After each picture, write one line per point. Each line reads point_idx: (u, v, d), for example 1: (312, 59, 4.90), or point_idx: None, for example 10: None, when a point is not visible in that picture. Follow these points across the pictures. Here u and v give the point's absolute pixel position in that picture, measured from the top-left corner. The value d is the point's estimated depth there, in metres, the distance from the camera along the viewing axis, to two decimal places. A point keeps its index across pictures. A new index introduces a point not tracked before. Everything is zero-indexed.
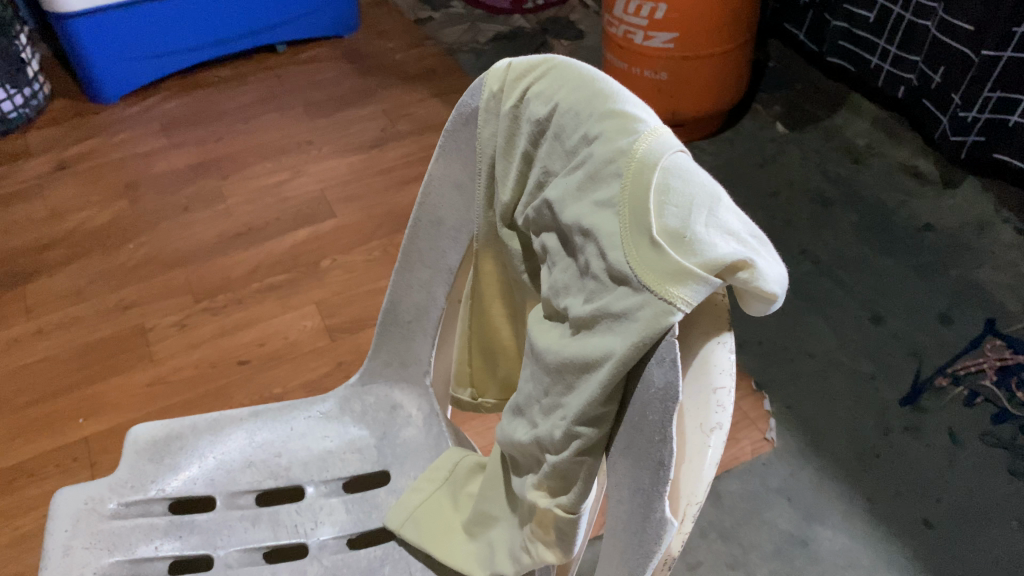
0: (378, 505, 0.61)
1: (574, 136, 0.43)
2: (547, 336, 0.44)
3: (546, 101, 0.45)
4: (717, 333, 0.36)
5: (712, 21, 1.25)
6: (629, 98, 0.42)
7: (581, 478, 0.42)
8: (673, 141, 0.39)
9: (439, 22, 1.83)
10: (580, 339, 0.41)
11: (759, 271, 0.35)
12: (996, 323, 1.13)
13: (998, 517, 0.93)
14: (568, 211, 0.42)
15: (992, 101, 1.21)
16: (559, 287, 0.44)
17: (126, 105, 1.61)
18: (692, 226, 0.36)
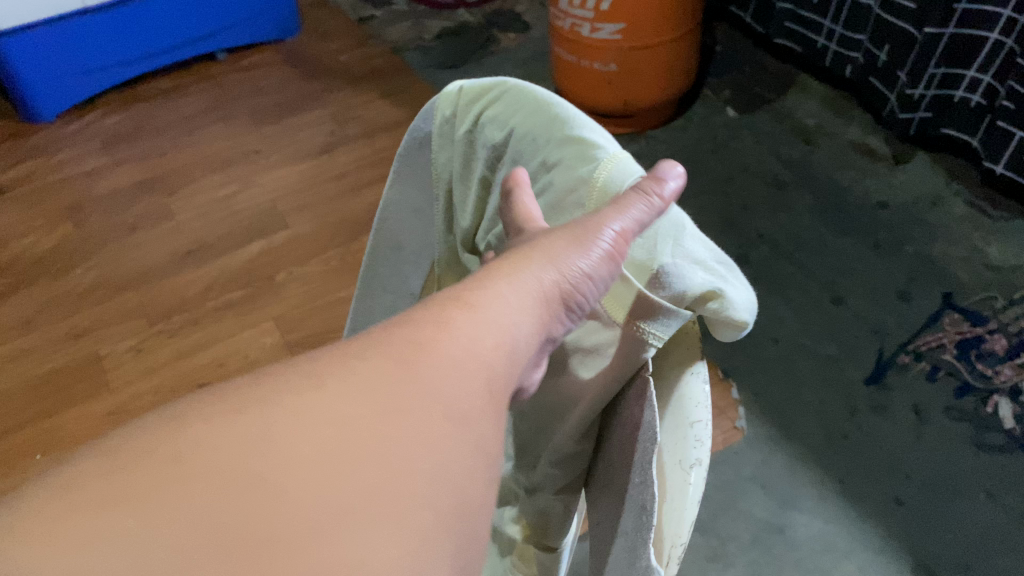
0: None
1: (533, 163, 0.42)
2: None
3: (501, 126, 0.44)
4: (691, 364, 0.36)
5: (658, 9, 1.24)
6: (586, 124, 0.41)
7: (559, 514, 0.43)
8: (634, 166, 0.38)
9: (382, 20, 1.80)
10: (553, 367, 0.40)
11: (728, 302, 0.35)
12: (954, 296, 1.15)
13: (966, 491, 0.95)
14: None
15: (937, 77, 1.23)
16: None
17: (65, 123, 1.57)
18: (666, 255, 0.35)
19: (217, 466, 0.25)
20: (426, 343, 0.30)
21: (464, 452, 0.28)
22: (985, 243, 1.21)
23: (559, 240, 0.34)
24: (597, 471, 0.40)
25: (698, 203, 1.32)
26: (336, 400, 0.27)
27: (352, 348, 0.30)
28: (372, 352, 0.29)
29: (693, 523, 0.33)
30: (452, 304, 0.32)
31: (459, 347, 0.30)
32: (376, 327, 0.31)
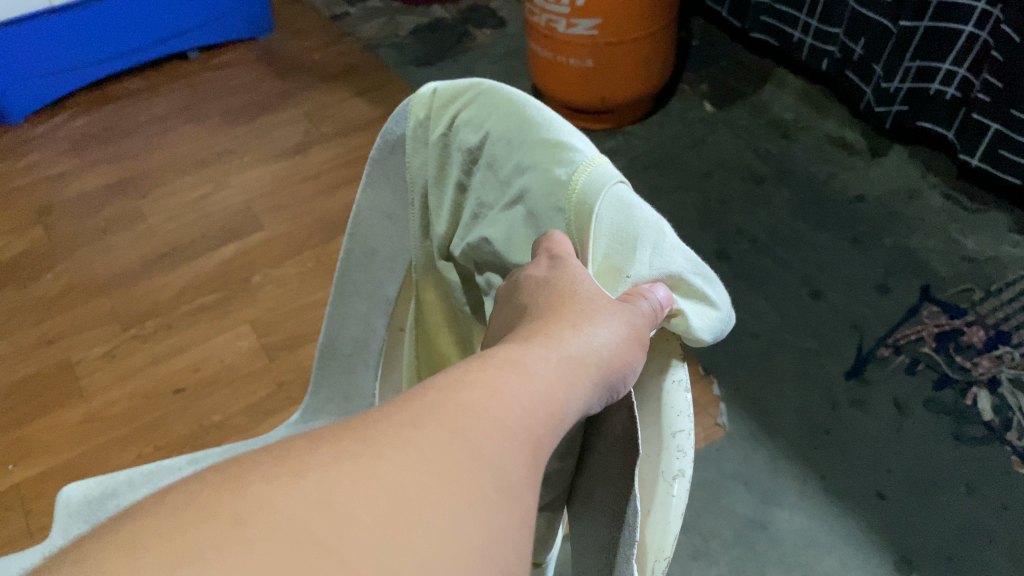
0: None
1: (508, 167, 0.41)
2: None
3: (476, 129, 0.43)
4: (670, 370, 0.36)
5: (634, 4, 1.23)
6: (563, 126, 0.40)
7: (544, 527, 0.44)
8: (612, 171, 0.38)
9: (356, 17, 1.78)
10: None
11: (691, 324, 0.35)
12: (932, 288, 1.15)
13: (947, 483, 0.95)
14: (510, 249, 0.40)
15: (911, 71, 1.23)
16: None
17: (33, 125, 1.54)
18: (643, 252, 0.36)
19: (274, 531, 0.21)
20: (485, 406, 0.26)
21: (525, 525, 0.25)
22: (961, 235, 1.22)
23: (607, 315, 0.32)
24: (580, 487, 0.39)
25: (676, 198, 1.32)
26: (402, 466, 0.24)
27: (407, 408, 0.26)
28: (429, 418, 0.25)
29: (678, 536, 0.33)
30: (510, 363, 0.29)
31: (523, 408, 0.27)
32: (432, 385, 0.28)
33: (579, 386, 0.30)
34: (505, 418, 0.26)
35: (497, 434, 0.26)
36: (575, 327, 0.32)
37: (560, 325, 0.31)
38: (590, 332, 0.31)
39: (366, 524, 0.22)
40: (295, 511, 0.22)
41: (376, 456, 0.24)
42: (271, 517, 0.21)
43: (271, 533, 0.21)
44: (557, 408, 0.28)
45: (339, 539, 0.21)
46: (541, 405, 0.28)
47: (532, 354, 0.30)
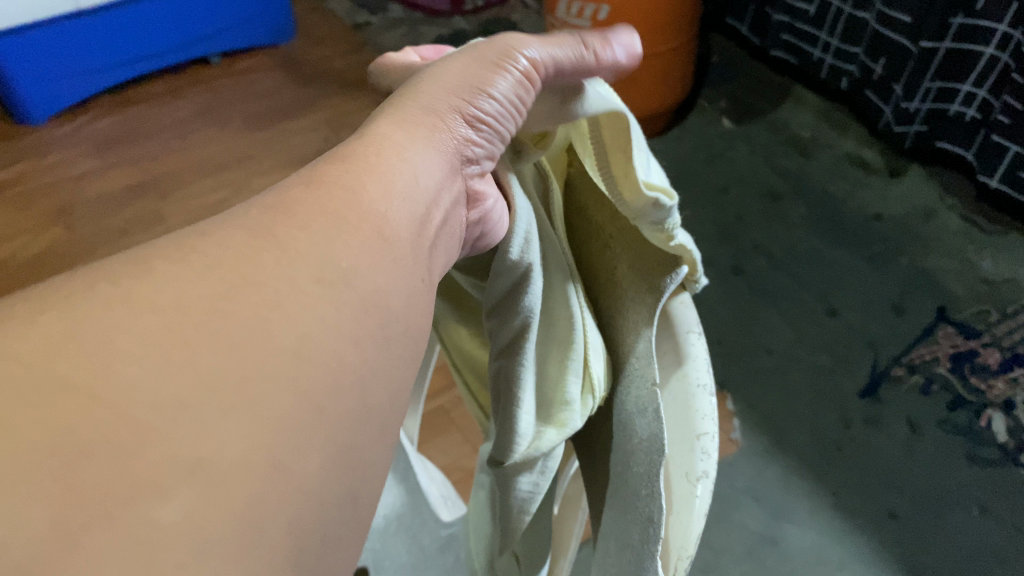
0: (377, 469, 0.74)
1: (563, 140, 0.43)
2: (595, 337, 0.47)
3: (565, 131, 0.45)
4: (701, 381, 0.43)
5: (656, 19, 1.24)
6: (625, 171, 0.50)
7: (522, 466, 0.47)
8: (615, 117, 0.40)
9: (377, 27, 1.79)
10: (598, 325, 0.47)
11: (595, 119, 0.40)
12: (947, 310, 1.15)
13: (960, 504, 0.95)
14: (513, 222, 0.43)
15: (931, 92, 1.23)
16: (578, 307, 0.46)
17: (57, 125, 1.56)
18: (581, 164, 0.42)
19: (23, 380, 0.23)
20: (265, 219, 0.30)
21: (315, 286, 0.28)
22: (978, 257, 1.21)
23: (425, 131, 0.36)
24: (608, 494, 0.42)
25: (693, 213, 1.32)
26: (176, 278, 0.27)
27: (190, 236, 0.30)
28: (207, 237, 0.29)
29: (700, 535, 0.37)
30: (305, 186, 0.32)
31: (307, 210, 0.30)
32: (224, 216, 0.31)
33: (372, 219, 0.31)
34: (287, 224, 0.30)
35: (264, 264, 0.28)
36: (366, 167, 0.33)
37: (352, 167, 0.33)
38: (389, 166, 0.33)
39: (123, 357, 0.24)
40: (46, 358, 0.24)
41: (132, 298, 0.26)
42: (21, 371, 0.23)
43: (18, 382, 0.23)
44: (343, 238, 0.30)
45: (102, 374, 0.23)
46: (317, 239, 0.29)
47: (310, 197, 0.31)
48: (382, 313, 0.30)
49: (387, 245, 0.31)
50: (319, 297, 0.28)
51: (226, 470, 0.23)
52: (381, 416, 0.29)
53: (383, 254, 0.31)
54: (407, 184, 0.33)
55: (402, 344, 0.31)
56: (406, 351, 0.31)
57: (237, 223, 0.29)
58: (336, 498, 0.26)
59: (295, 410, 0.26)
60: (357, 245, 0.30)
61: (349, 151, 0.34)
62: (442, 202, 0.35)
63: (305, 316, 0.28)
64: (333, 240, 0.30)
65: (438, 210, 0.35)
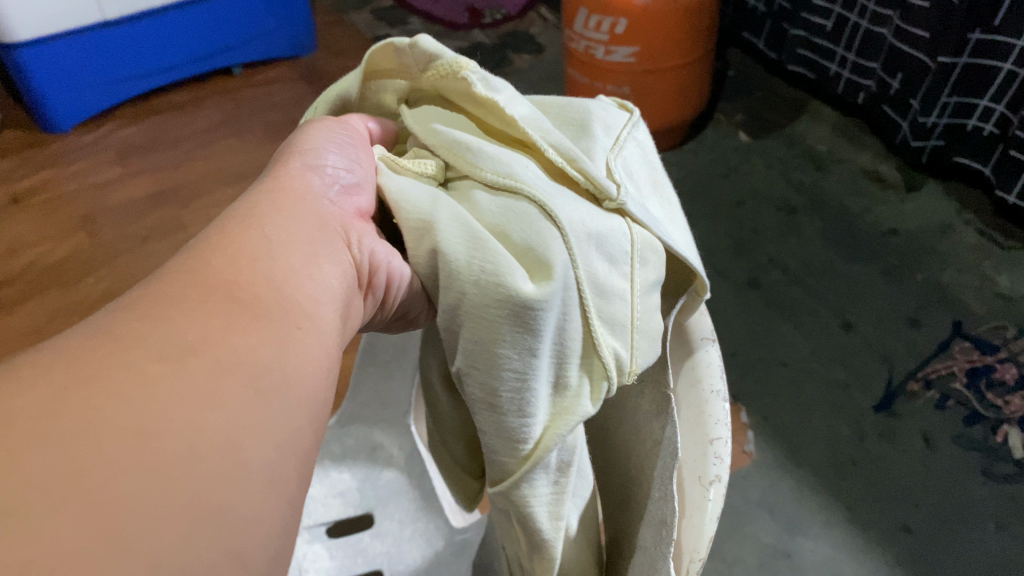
0: (386, 490, 0.81)
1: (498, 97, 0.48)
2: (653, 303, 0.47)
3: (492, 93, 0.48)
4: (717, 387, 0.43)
5: (674, 34, 1.25)
6: (598, 114, 0.51)
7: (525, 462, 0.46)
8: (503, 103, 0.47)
9: (397, 39, 1.81)
10: (579, 277, 0.43)
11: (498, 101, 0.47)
12: (964, 325, 1.14)
13: (976, 520, 0.94)
14: (423, 246, 0.43)
15: (950, 106, 1.23)
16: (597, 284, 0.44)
17: (81, 133, 1.58)
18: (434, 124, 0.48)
19: None
20: (113, 327, 0.33)
21: (158, 362, 0.31)
22: (995, 272, 1.21)
23: (293, 210, 0.43)
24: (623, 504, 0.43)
25: (711, 226, 1.33)
26: (19, 392, 0.29)
27: (43, 354, 0.32)
28: (58, 352, 0.31)
29: (713, 535, 0.38)
30: (160, 289, 0.35)
31: (153, 311, 0.34)
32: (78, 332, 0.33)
33: (223, 288, 0.36)
34: (136, 324, 0.33)
35: (110, 361, 0.31)
36: (223, 253, 0.38)
37: (209, 257, 0.37)
38: (245, 249, 0.38)
39: None
40: None
41: None
42: None
43: None
44: (186, 318, 0.34)
45: None
46: (163, 324, 0.33)
47: (155, 300, 0.34)
48: (245, 373, 0.33)
49: (242, 307, 0.35)
50: (166, 375, 0.31)
51: (67, 559, 0.24)
52: (263, 471, 0.31)
53: (239, 316, 0.35)
54: (256, 245, 0.39)
55: (275, 399, 0.34)
56: (285, 404, 0.34)
57: (84, 338, 0.32)
58: (208, 557, 0.28)
59: (146, 486, 0.27)
60: (202, 322, 0.34)
61: (205, 247, 0.38)
62: (305, 248, 0.41)
63: (152, 393, 0.30)
64: (174, 319, 0.33)
65: (293, 260, 0.39)
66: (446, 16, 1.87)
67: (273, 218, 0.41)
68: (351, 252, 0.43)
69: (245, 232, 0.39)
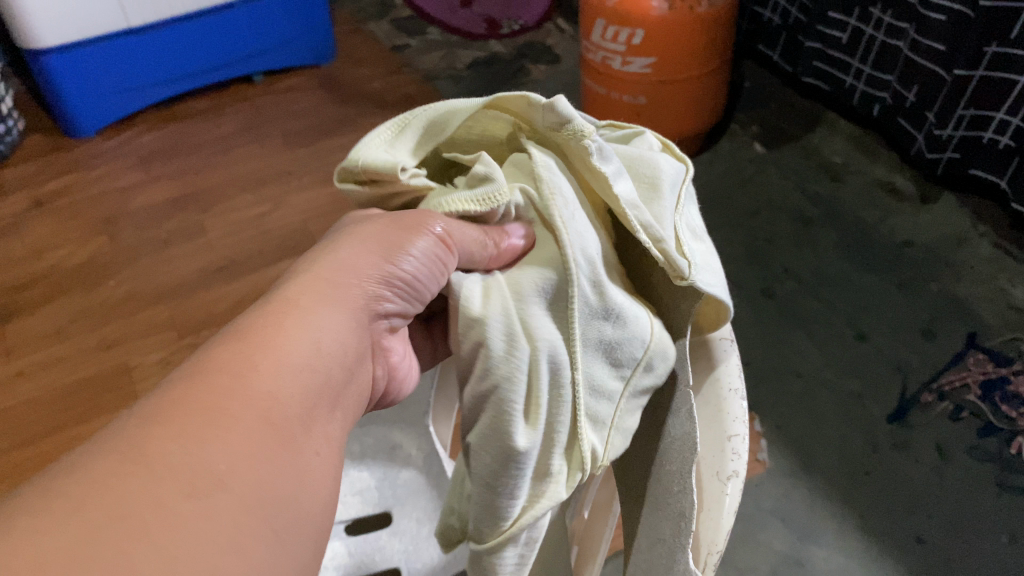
0: (404, 487, 0.81)
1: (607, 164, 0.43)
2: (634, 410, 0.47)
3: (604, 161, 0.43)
4: (737, 384, 0.45)
5: (691, 45, 1.26)
6: (666, 172, 0.46)
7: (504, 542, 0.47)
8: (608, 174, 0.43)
9: (416, 49, 1.83)
10: (577, 379, 0.43)
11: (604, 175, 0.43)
12: (978, 337, 1.15)
13: (989, 532, 0.94)
14: (466, 339, 0.41)
15: (965, 119, 1.24)
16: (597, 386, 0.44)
17: (103, 139, 1.60)
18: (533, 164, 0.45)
19: None
20: (143, 444, 0.31)
21: (189, 497, 0.30)
22: (1010, 285, 1.21)
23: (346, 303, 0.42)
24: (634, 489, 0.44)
25: (726, 235, 1.34)
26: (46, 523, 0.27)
27: (63, 471, 0.30)
28: (82, 472, 0.30)
29: (729, 531, 0.39)
30: (198, 396, 0.34)
31: (191, 427, 0.32)
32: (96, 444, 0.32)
33: (258, 407, 0.35)
34: (168, 443, 0.31)
35: (143, 490, 0.29)
36: (262, 363, 0.36)
37: (249, 366, 0.36)
38: (284, 360, 0.37)
39: None
40: None
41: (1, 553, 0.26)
42: None
43: None
44: (218, 439, 0.32)
45: None
46: (191, 444, 0.32)
47: (186, 412, 0.33)
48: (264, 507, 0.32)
49: (274, 430, 0.34)
50: (195, 511, 0.30)
51: None
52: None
53: (270, 444, 0.34)
54: (291, 367, 0.37)
55: (288, 530, 0.33)
56: (296, 538, 0.33)
57: (109, 453, 0.31)
58: None
59: None
60: (234, 444, 0.33)
61: (246, 349, 0.37)
62: (332, 363, 0.39)
63: (183, 531, 0.29)
64: (206, 440, 0.32)
65: (322, 376, 0.38)
66: (463, 26, 1.89)
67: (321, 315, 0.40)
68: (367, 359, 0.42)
69: (289, 334, 0.38)
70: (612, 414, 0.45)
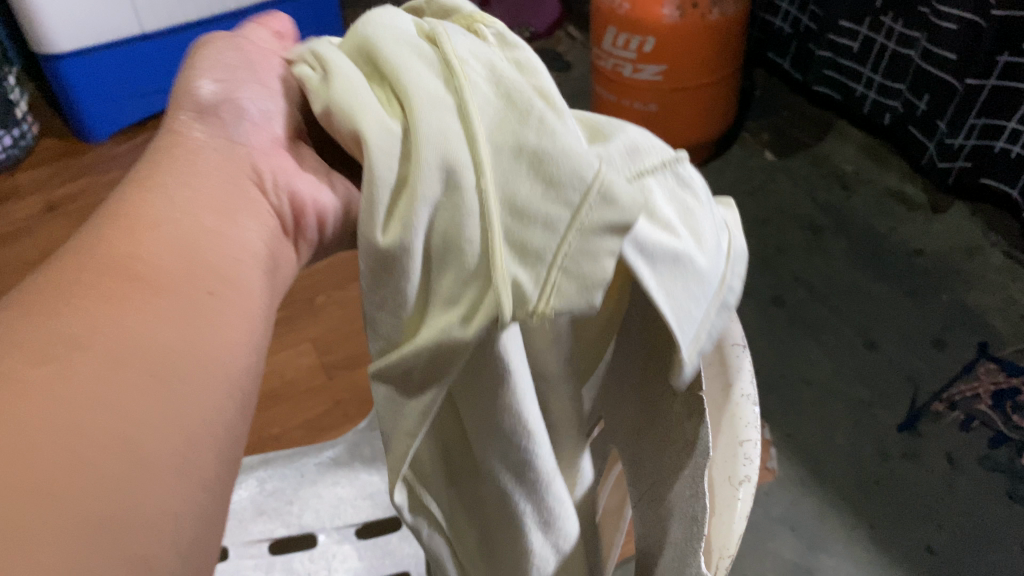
0: None
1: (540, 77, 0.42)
2: (601, 247, 0.38)
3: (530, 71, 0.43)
4: (750, 389, 0.44)
5: (703, 53, 1.26)
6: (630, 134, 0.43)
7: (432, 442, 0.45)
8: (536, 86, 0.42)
9: None
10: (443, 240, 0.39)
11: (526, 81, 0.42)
12: (989, 346, 1.14)
13: (1000, 542, 0.94)
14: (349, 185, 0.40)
15: (977, 128, 1.24)
16: (506, 271, 0.38)
17: (116, 143, 1.62)
18: (380, 60, 0.42)
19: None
20: (80, 303, 0.36)
21: (111, 346, 0.35)
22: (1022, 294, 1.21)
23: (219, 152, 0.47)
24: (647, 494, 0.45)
25: None
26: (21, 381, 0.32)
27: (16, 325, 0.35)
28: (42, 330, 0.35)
29: (741, 534, 0.39)
30: (125, 258, 0.39)
31: (121, 278, 0.38)
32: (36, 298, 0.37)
33: (179, 267, 0.40)
34: (105, 307, 0.36)
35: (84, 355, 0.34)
36: (173, 224, 0.41)
37: (162, 228, 0.41)
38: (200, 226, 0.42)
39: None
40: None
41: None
42: None
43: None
44: (150, 307, 0.37)
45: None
46: (58, 320, 0.36)
47: (110, 273, 0.38)
48: (160, 363, 0.36)
49: (159, 298, 0.38)
50: (120, 366, 0.35)
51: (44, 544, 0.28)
52: (192, 437, 0.35)
53: (196, 302, 0.39)
54: (165, 246, 0.40)
55: (202, 383, 0.37)
56: (211, 392, 0.37)
57: (47, 314, 0.36)
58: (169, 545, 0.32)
59: (120, 471, 0.32)
60: (164, 308, 0.38)
61: (155, 217, 0.41)
62: (230, 238, 0.43)
63: (123, 374, 0.35)
64: (88, 313, 0.36)
65: (218, 251, 0.42)
66: None
67: (222, 182, 0.45)
68: (276, 203, 0.47)
69: (201, 206, 0.43)
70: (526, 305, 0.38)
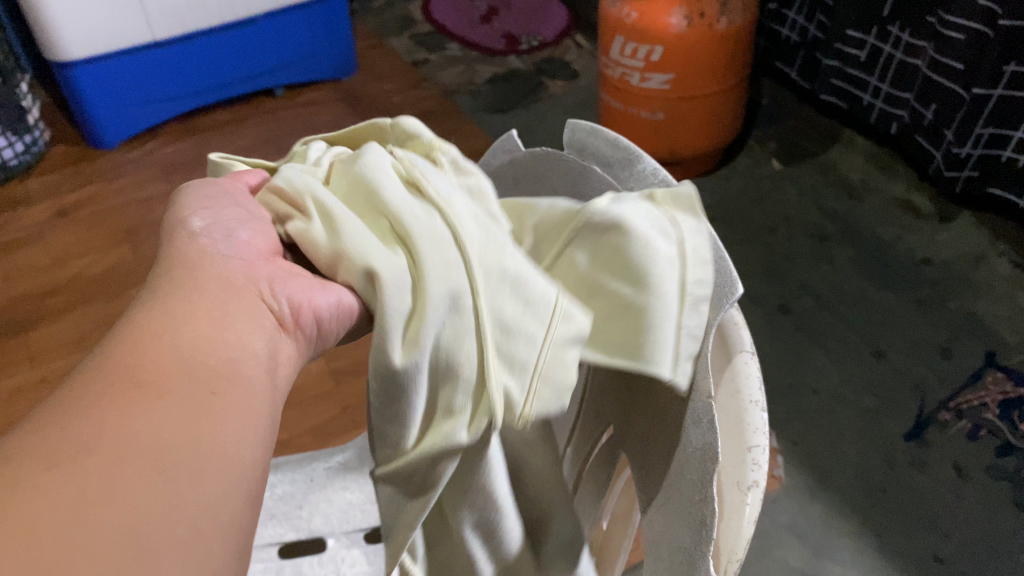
0: None
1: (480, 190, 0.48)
2: (569, 356, 0.43)
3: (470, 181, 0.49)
4: (758, 395, 0.44)
5: (710, 61, 1.27)
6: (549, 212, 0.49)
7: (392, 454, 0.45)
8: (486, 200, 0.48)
9: (435, 64, 1.85)
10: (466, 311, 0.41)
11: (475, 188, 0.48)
12: (996, 355, 1.14)
13: (1007, 551, 0.94)
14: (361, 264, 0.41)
15: (984, 137, 1.24)
16: (508, 357, 0.42)
17: (126, 149, 1.63)
18: (368, 186, 0.44)
19: None
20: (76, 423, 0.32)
21: (110, 454, 0.31)
22: None
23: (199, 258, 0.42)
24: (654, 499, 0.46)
25: (742, 252, 1.34)
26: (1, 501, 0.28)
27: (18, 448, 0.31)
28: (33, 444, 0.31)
29: (749, 540, 0.40)
30: (121, 373, 0.34)
31: (112, 383, 0.34)
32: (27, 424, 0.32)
33: (171, 363, 0.36)
34: (99, 413, 0.32)
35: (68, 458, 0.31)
36: (166, 328, 0.37)
37: (151, 335, 0.36)
38: (195, 324, 0.38)
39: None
40: None
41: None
42: None
43: None
44: (145, 409, 0.33)
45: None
46: (62, 430, 0.31)
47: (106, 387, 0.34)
48: (150, 463, 0.31)
49: (152, 389, 0.34)
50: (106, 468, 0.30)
51: None
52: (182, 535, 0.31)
53: (197, 400, 0.35)
54: (166, 356, 0.36)
55: (203, 472, 0.33)
56: (216, 477, 0.33)
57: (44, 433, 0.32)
58: None
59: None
60: (157, 409, 0.33)
61: (142, 324, 0.37)
62: (228, 333, 0.38)
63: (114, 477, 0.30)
64: (66, 419, 0.32)
65: (211, 339, 0.38)
66: (482, 41, 1.90)
67: (215, 285, 0.41)
68: (275, 306, 0.42)
69: (198, 304, 0.39)
70: (535, 359, 0.42)
